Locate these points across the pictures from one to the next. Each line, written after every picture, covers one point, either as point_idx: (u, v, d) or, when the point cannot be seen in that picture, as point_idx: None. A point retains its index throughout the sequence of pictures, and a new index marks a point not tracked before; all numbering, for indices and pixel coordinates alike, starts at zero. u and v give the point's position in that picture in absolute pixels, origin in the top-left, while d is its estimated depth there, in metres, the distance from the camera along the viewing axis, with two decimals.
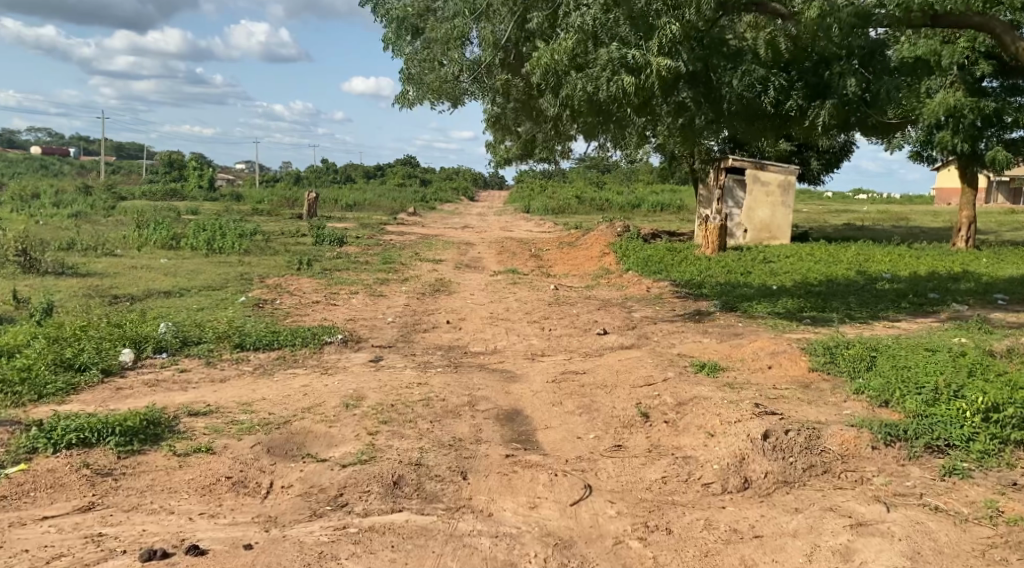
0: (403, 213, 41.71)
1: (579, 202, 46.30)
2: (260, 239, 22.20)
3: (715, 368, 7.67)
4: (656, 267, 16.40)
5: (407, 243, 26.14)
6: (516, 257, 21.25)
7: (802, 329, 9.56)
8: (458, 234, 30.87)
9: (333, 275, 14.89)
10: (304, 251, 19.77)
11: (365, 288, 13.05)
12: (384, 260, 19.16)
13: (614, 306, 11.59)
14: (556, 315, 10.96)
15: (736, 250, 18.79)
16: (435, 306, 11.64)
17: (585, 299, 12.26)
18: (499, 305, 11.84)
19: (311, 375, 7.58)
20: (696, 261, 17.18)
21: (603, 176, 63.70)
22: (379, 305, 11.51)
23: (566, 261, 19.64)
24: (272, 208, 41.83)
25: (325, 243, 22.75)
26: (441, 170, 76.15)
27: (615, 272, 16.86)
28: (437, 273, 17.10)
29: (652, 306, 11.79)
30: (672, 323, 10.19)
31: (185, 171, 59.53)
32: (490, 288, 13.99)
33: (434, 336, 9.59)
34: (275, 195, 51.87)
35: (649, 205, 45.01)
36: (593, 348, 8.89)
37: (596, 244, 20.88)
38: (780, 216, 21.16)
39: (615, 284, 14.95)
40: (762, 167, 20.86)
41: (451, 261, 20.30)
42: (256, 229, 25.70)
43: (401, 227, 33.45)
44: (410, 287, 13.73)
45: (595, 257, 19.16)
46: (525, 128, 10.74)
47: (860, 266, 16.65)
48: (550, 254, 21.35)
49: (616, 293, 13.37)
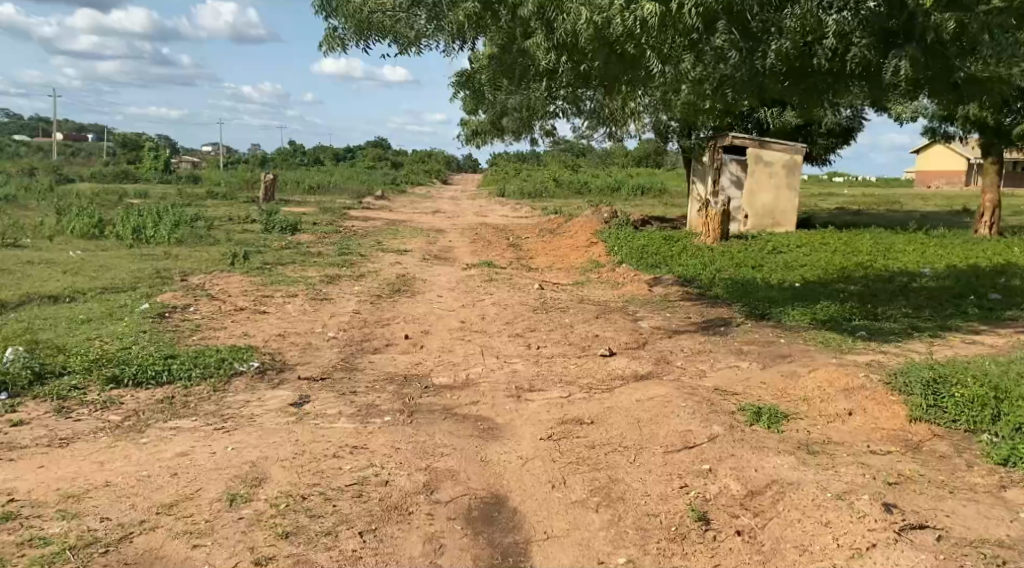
0: (370, 197, 39.19)
1: (557, 186, 43.95)
2: (204, 227, 19.72)
3: (776, 418, 5.42)
4: (655, 259, 14.14)
5: (371, 230, 23.67)
6: (491, 247, 18.94)
7: (866, 350, 7.35)
8: (428, 220, 28.40)
9: (275, 270, 12.49)
10: (251, 242, 17.31)
11: (310, 289, 10.66)
12: (342, 251, 16.76)
13: (617, 313, 9.30)
14: (544, 326, 8.63)
15: (740, 240, 16.55)
16: (394, 315, 9.28)
17: (580, 303, 9.93)
18: (474, 313, 9.52)
19: (199, 433, 5.21)
20: (698, 251, 14.95)
21: (578, 159, 61.39)
22: (322, 315, 9.13)
23: (548, 252, 17.34)
24: (231, 192, 39.12)
25: (276, 231, 20.25)
26: (413, 152, 73.38)
27: (605, 265, 14.61)
28: (401, 267, 14.71)
29: (661, 312, 9.51)
30: (694, 339, 7.93)
31: (141, 151, 56.44)
32: (463, 288, 11.65)
33: (387, 361, 7.25)
34: (234, 178, 48.99)
35: (629, 188, 42.80)
36: (597, 381, 6.60)
37: (580, 232, 18.62)
38: (785, 200, 19.02)
39: (609, 281, 12.66)
40: (766, 145, 18.65)
41: (418, 251, 17.92)
42: (203, 215, 23.16)
43: (367, 212, 30.97)
44: (366, 286, 11.34)
45: (581, 247, 16.88)
46: (504, 90, 8.49)
47: (887, 259, 14.52)
48: (529, 243, 19.05)
49: (614, 294, 11.06)
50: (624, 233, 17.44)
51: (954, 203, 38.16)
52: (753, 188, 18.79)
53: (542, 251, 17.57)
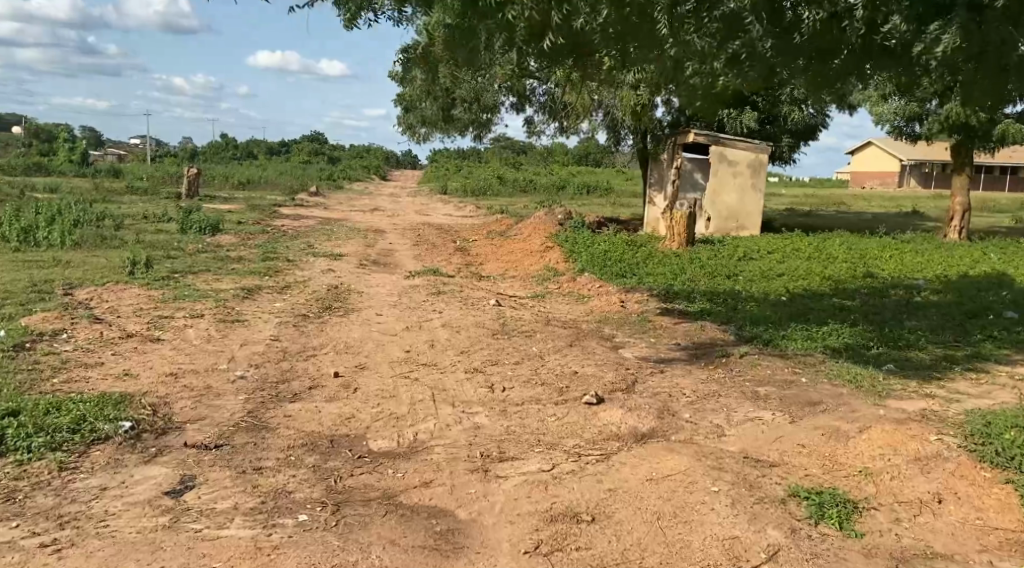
0: (303, 193, 37.11)
1: (502, 183, 42.43)
2: (112, 229, 17.63)
3: (847, 513, 3.98)
4: (621, 268, 12.69)
5: (302, 231, 21.77)
6: (435, 250, 17.28)
7: (908, 390, 5.98)
8: (365, 219, 26.57)
9: (184, 282, 10.67)
10: (165, 246, 15.38)
11: (223, 307, 8.91)
12: (269, 258, 14.94)
13: (593, 337, 7.79)
14: (508, 357, 7.06)
15: (707, 245, 15.19)
16: (324, 343, 7.62)
17: (547, 324, 8.38)
18: (421, 340, 7.89)
19: (14, 555, 3.51)
20: (667, 258, 13.57)
21: (520, 156, 59.97)
22: (235, 343, 7.42)
23: (498, 259, 15.78)
24: (152, 188, 36.56)
25: (193, 232, 18.22)
26: (350, 147, 71.05)
27: (564, 274, 13.11)
28: (335, 276, 12.97)
29: (644, 334, 8.02)
30: (695, 375, 6.45)
31: (58, 143, 53.14)
32: (407, 304, 10.01)
33: (313, 412, 5.59)
34: (158, 171, 46.16)
35: (575, 186, 41.51)
36: (586, 442, 5.07)
37: (533, 234, 17.08)
38: (750, 202, 17.62)
39: (573, 294, 11.15)
40: (731, 142, 17.12)
41: (354, 256, 16.17)
42: (115, 215, 20.98)
43: (299, 210, 28.98)
44: (292, 302, 9.62)
45: (535, 253, 15.36)
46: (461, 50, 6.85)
47: (869, 265, 13.29)
48: (477, 247, 17.45)
49: (585, 312, 9.56)
50: (582, 237, 15.98)
51: (903, 204, 37.87)
52: (716, 189, 17.36)
53: (492, 257, 16.00)
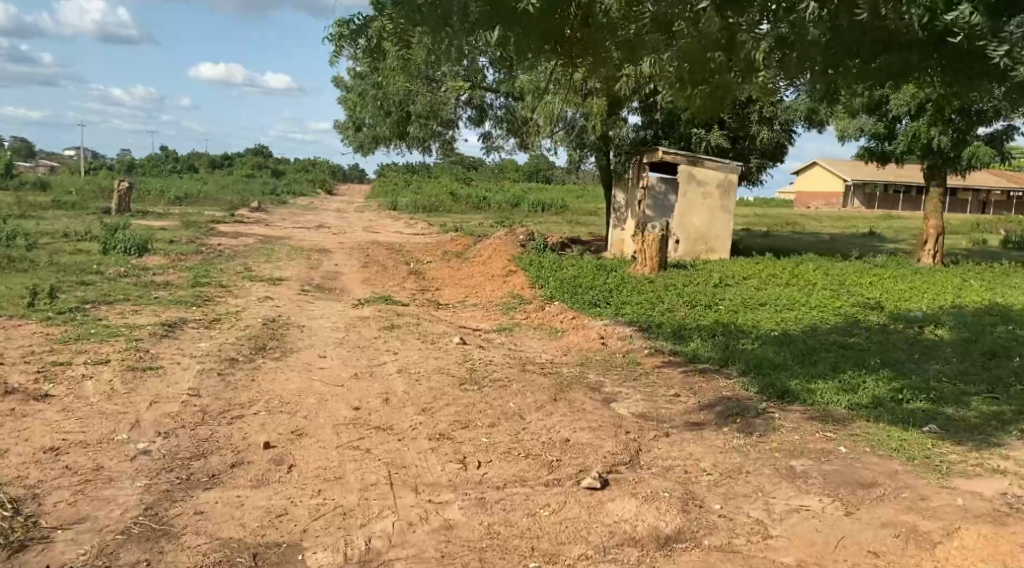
0: (245, 208, 35.45)
1: (453, 200, 41.23)
2: (25, 253, 16.02)
3: None
4: (594, 297, 11.62)
5: (241, 250, 20.30)
6: (386, 273, 15.98)
7: (972, 463, 4.87)
8: (311, 237, 25.13)
9: (94, 318, 9.25)
10: (82, 272, 13.88)
11: (134, 351, 7.54)
12: (200, 284, 13.54)
13: (578, 387, 6.60)
14: (481, 417, 5.83)
15: (678, 269, 14.20)
16: (255, 400, 6.30)
17: (520, 370, 7.17)
18: (373, 394, 6.60)
19: None
20: (642, 286, 12.55)
21: (469, 173, 58.95)
22: (143, 401, 6.08)
23: (455, 284, 14.56)
24: (83, 203, 34.59)
25: (120, 254, 16.67)
26: (296, 161, 69.17)
27: (528, 304, 11.94)
28: (274, 305, 11.63)
29: (636, 383, 6.86)
30: (708, 442, 5.29)
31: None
32: (355, 343, 8.72)
33: (232, 507, 4.31)
34: (90, 185, 43.95)
35: (528, 203, 40.55)
36: (594, 552, 3.86)
37: (492, 257, 15.91)
38: (719, 224, 16.63)
39: (543, 329, 9.99)
40: (700, 161, 16.16)
41: (296, 280, 14.82)
42: (35, 235, 19.31)
43: (239, 227, 27.43)
44: (220, 343, 8.27)
45: (494, 278, 14.22)
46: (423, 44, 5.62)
47: (855, 293, 12.37)
48: (433, 270, 16.20)
49: (560, 352, 8.38)
50: (547, 260, 14.93)
51: (858, 224, 37.72)
52: (684, 211, 16.36)
53: (447, 282, 14.79)
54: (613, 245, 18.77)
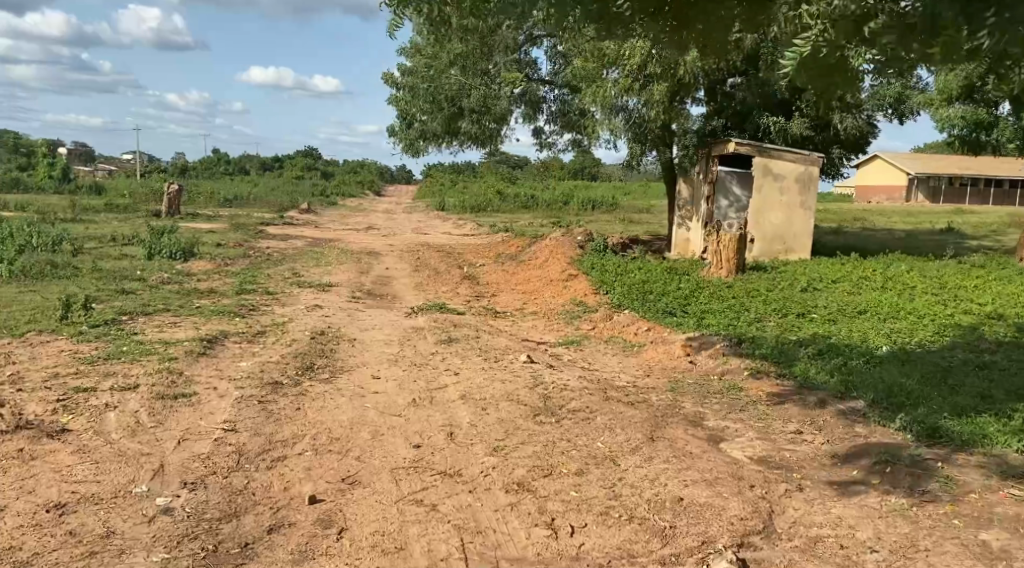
0: (293, 210, 34.97)
1: (502, 199, 40.35)
2: (68, 259, 15.50)
3: None
4: (668, 305, 10.55)
5: (288, 254, 19.61)
6: (440, 278, 15.08)
7: None
8: (359, 239, 24.41)
9: (127, 334, 8.48)
10: (124, 280, 13.26)
11: (165, 374, 6.70)
12: (245, 291, 12.79)
13: (676, 421, 5.56)
14: (567, 462, 4.83)
15: (757, 272, 13.06)
16: (298, 436, 5.39)
17: (603, 397, 6.13)
18: (434, 427, 5.64)
19: None
20: (719, 291, 11.44)
21: (517, 172, 58.02)
22: (169, 440, 5.21)
23: (514, 289, 13.58)
24: (133, 206, 34.49)
25: (164, 260, 16.02)
26: (344, 162, 68.96)
27: (597, 312, 10.90)
28: (322, 315, 10.77)
29: (744, 416, 5.79)
30: (858, 501, 4.23)
31: (40, 161, 51.16)
32: (411, 360, 7.77)
33: None
34: (142, 188, 43.99)
35: (579, 202, 39.46)
36: None
37: (552, 258, 14.89)
38: (797, 222, 15.37)
39: (618, 342, 8.95)
40: (777, 153, 14.93)
41: (345, 286, 14.00)
42: (80, 240, 18.87)
43: (287, 229, 26.83)
44: (259, 363, 7.38)
45: (555, 282, 13.23)
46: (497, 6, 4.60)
47: (962, 298, 11.08)
48: (490, 274, 15.25)
49: (644, 373, 7.30)
50: (610, 262, 13.89)
51: (928, 220, 35.87)
52: (758, 208, 15.17)
53: (505, 287, 13.84)
54: (678, 246, 17.70)
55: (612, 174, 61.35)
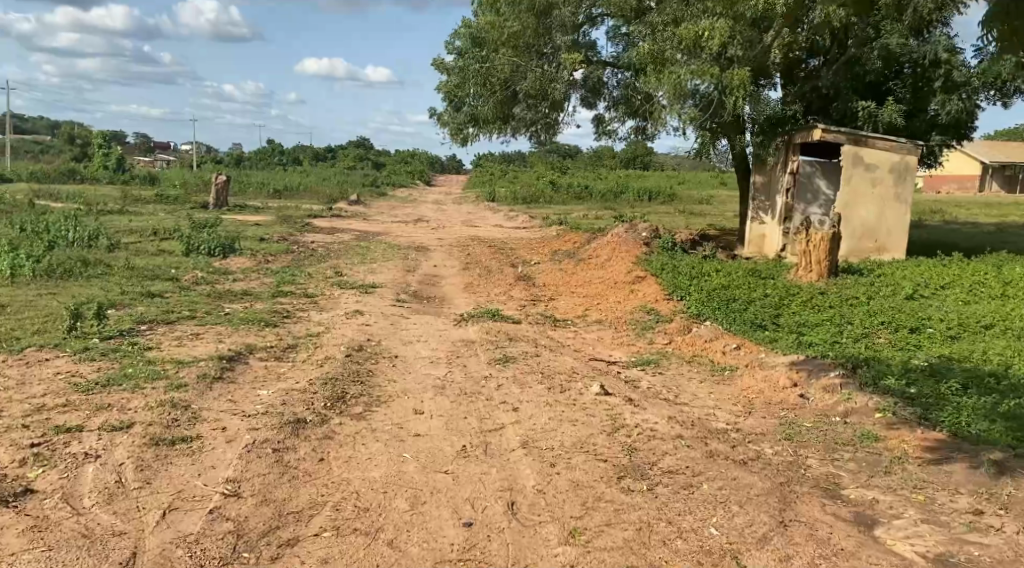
0: (342, 201, 34.09)
1: (555, 191, 38.95)
2: (102, 256, 14.65)
3: None
4: (755, 316, 9.18)
5: (333, 250, 18.57)
6: (493, 278, 13.86)
7: None
8: (407, 233, 23.29)
9: (138, 350, 7.42)
10: (156, 280, 12.32)
11: (170, 406, 5.59)
12: (281, 293, 11.73)
13: (806, 490, 4.31)
14: (670, 564, 3.67)
15: (850, 275, 11.58)
16: (317, 505, 4.22)
17: (704, 452, 4.84)
18: (490, 492, 4.42)
19: None
20: (812, 299, 10.02)
21: (569, 162, 56.52)
22: (153, 510, 4.10)
23: (575, 292, 12.28)
24: (181, 198, 33.97)
25: (200, 257, 15.04)
26: (395, 153, 68.11)
27: (673, 322, 9.57)
28: (363, 323, 9.62)
29: (892, 485, 4.48)
30: None
31: (95, 152, 51.29)
32: (462, 387, 6.55)
33: None
34: (191, 179, 43.57)
35: (635, 192, 37.88)
36: None
37: (617, 257, 13.55)
38: (892, 217, 13.78)
39: (703, 364, 7.65)
40: (869, 140, 13.36)
41: (390, 287, 12.86)
42: (119, 234, 18.08)
43: (333, 222, 25.84)
44: (281, 391, 6.23)
45: (621, 284, 11.94)
46: None
47: None
48: (548, 274, 13.98)
49: (745, 415, 5.96)
50: (681, 261, 12.54)
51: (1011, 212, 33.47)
52: (848, 203, 13.61)
53: (565, 290, 12.57)
54: (752, 243, 16.22)
55: (668, 164, 59.38)
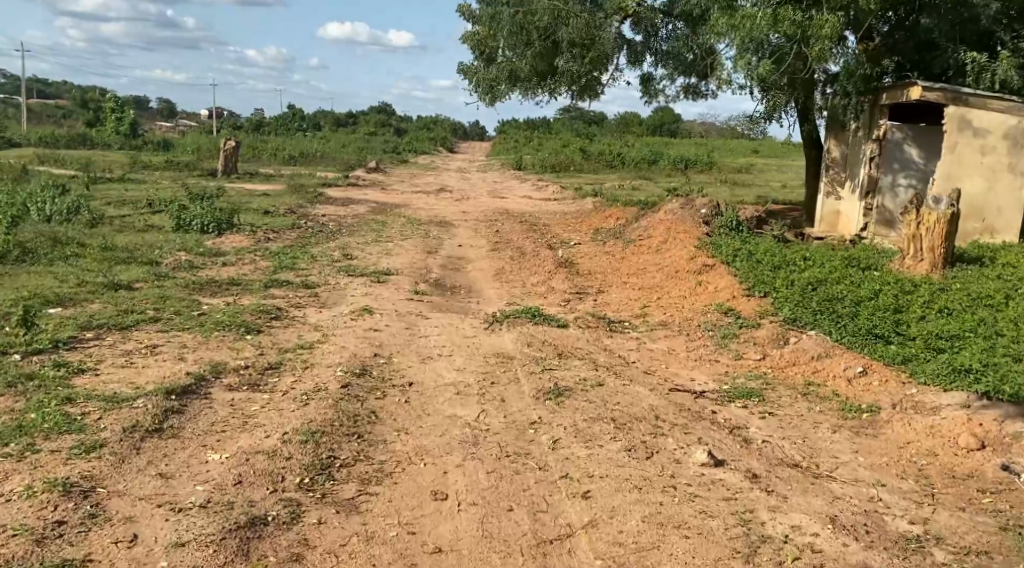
0: (361, 168, 32.13)
1: (584, 159, 36.73)
2: (80, 233, 12.80)
3: None
4: (872, 325, 7.12)
5: (345, 225, 16.64)
6: (529, 262, 11.89)
7: None
8: (427, 205, 21.31)
9: (61, 376, 5.50)
10: (132, 265, 10.43)
11: (57, 493, 3.66)
12: (277, 282, 9.81)
13: None
14: None
15: (970, 264, 9.44)
16: None
17: None
18: None
19: None
20: (937, 299, 7.92)
21: (597, 128, 54.12)
22: None
23: (628, 283, 10.28)
24: (191, 164, 32.13)
25: (190, 236, 13.14)
26: (417, 118, 65.88)
27: (762, 331, 7.56)
28: (372, 329, 7.69)
29: None
30: None
31: (108, 116, 49.59)
32: (502, 445, 4.59)
33: None
34: (205, 144, 41.77)
35: (670, 160, 35.58)
36: None
37: (674, 239, 11.51)
38: (1004, 192, 11.52)
39: (827, 401, 5.63)
40: (980, 101, 11.14)
41: (407, 274, 10.91)
42: (108, 207, 16.24)
43: (349, 192, 23.88)
44: (241, 455, 4.28)
45: (684, 277, 9.89)
46: None
47: None
48: (592, 258, 12.00)
49: (931, 509, 3.99)
50: (755, 246, 10.45)
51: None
52: (951, 174, 11.41)
53: (613, 280, 10.57)
54: (824, 220, 14.16)
55: (700, 130, 56.75)
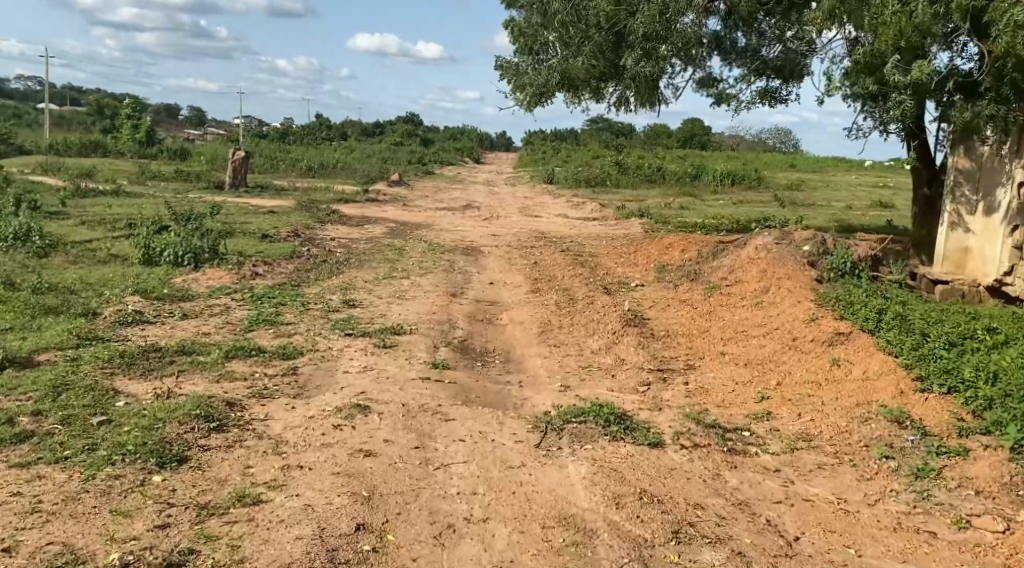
0: (381, 181, 29.48)
1: (622, 172, 33.85)
2: (17, 267, 10.17)
3: None
4: None
5: (355, 252, 13.93)
6: (583, 313, 9.11)
7: None
8: (451, 225, 18.61)
9: None
10: (53, 321, 7.74)
11: None
12: (243, 349, 7.08)
13: None
14: None
15: None
16: None
17: None
18: None
19: None
20: None
21: (631, 140, 51.28)
22: None
23: (725, 354, 7.45)
24: (199, 175, 29.68)
25: (154, 272, 10.47)
26: (443, 127, 63.38)
27: (984, 475, 4.76)
28: (362, 452, 4.91)
29: None
30: None
31: (123, 122, 47.50)
32: None
33: None
34: (219, 154, 39.42)
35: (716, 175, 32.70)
36: None
37: (778, 290, 8.67)
38: None
39: None
40: None
41: (423, 332, 8.18)
42: (75, 228, 13.65)
43: (366, 208, 21.22)
44: None
45: (810, 352, 7.02)
46: None
47: None
48: (664, 309, 9.21)
49: None
50: (901, 304, 7.60)
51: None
52: None
53: (703, 347, 7.75)
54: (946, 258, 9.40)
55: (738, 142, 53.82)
